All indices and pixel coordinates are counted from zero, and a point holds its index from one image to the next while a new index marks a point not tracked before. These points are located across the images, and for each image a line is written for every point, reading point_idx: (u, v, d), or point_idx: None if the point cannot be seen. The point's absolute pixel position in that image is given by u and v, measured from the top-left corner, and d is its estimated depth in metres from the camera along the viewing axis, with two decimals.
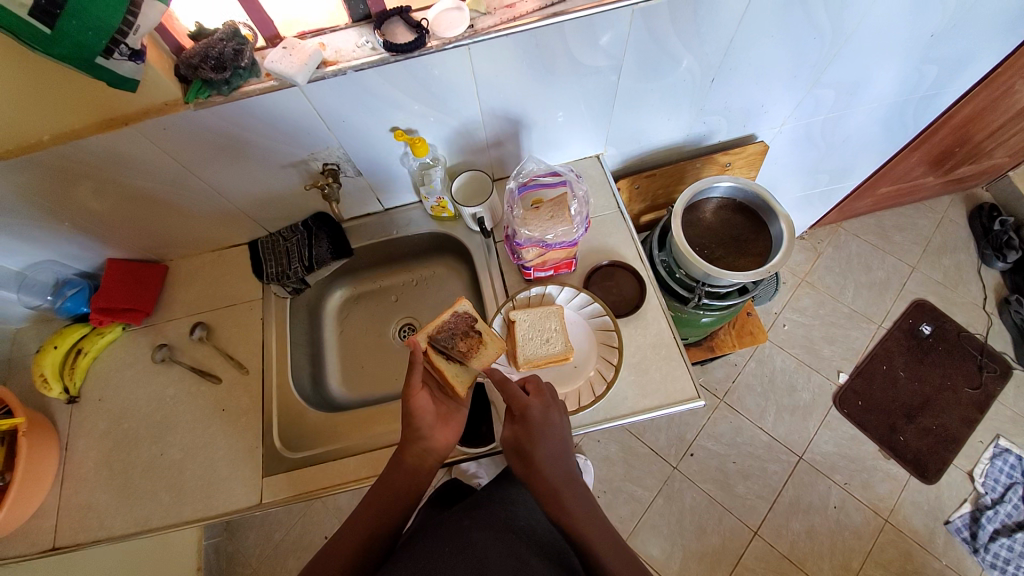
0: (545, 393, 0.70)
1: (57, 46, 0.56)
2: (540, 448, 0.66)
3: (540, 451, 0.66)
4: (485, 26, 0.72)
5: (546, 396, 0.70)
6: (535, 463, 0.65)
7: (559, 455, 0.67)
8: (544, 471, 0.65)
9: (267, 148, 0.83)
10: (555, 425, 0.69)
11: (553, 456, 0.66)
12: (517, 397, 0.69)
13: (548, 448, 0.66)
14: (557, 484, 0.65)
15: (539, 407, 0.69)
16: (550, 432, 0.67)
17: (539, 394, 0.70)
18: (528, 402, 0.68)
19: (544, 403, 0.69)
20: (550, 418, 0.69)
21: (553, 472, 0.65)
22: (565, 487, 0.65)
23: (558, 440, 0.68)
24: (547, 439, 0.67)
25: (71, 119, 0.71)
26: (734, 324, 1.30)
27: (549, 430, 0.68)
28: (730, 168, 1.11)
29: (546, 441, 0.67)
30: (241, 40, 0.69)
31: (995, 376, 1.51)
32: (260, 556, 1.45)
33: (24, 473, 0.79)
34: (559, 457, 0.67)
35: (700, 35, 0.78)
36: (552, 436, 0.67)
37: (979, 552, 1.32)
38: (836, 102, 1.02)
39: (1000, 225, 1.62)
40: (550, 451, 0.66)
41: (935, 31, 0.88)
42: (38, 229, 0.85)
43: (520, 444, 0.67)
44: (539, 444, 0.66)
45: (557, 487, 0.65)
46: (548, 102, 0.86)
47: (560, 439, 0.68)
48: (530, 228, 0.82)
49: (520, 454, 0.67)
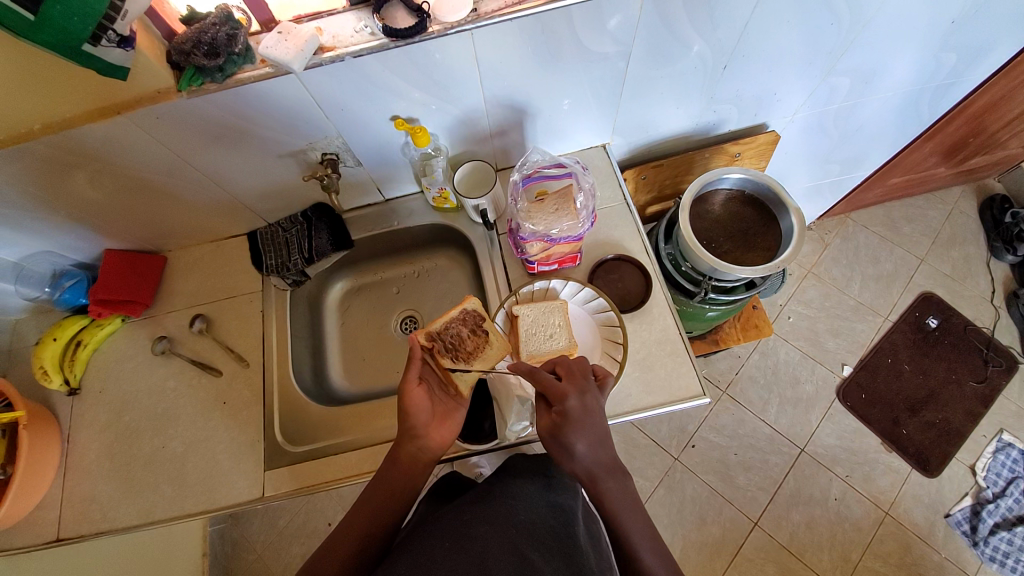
0: (578, 378, 0.66)
1: (40, 33, 0.53)
2: (582, 437, 0.62)
3: (581, 441, 0.62)
4: (489, 9, 0.69)
5: (579, 381, 0.66)
6: (576, 453, 0.62)
7: (600, 440, 0.63)
8: (584, 460, 0.62)
9: (263, 136, 0.80)
10: (594, 411, 0.64)
11: (594, 443, 0.62)
12: (553, 388, 0.64)
13: (589, 437, 0.62)
14: (596, 472, 0.62)
15: (575, 395, 0.64)
16: (591, 420, 0.63)
17: (573, 380, 0.66)
18: (564, 391, 0.64)
19: (578, 389, 0.65)
20: (587, 405, 0.64)
21: (591, 460, 0.62)
22: (605, 475, 0.62)
23: (599, 425, 0.63)
24: (586, 429, 0.62)
25: (62, 107, 0.69)
26: (738, 318, 1.28)
27: (588, 418, 0.63)
28: (740, 159, 1.08)
29: (587, 428, 0.62)
30: (234, 25, 0.67)
31: (1001, 370, 1.50)
32: (264, 542, 1.47)
33: (25, 466, 0.78)
34: (599, 444, 0.63)
35: (713, 21, 0.75)
36: (593, 423, 0.63)
37: (979, 545, 1.32)
38: (851, 90, 0.99)
39: (1011, 217, 1.59)
40: (592, 439, 0.62)
41: (955, 17, 0.84)
42: (34, 220, 0.84)
43: (559, 436, 0.63)
44: (580, 433, 0.62)
45: (596, 473, 0.62)
46: (554, 89, 0.83)
47: (601, 425, 0.64)
48: (534, 222, 0.79)
49: (558, 442, 0.63)
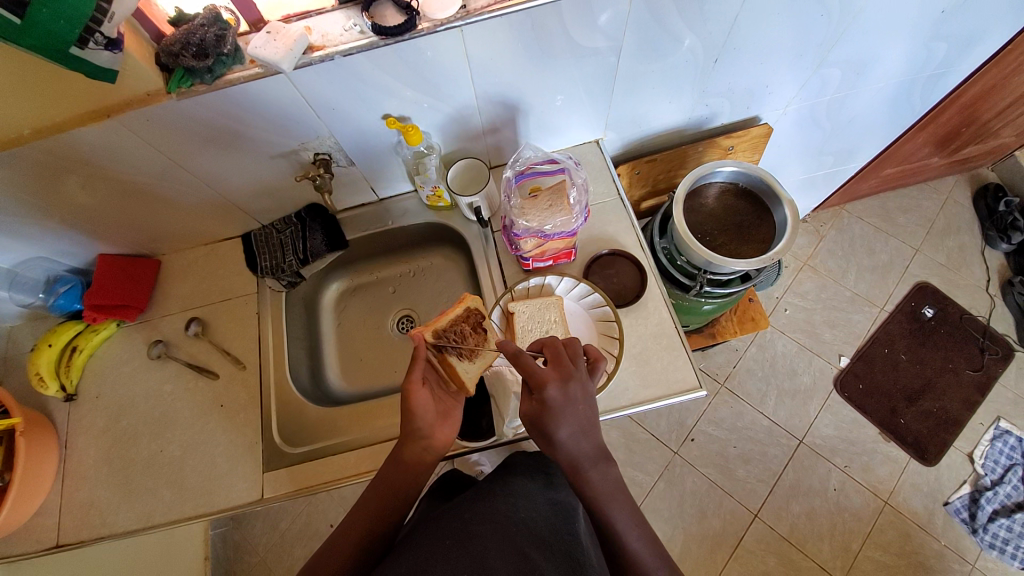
0: (563, 365, 0.64)
1: (28, 37, 0.53)
2: (564, 426, 0.61)
3: (563, 430, 0.61)
4: (478, 6, 0.69)
5: (564, 367, 0.64)
6: (558, 441, 0.62)
7: (583, 428, 0.63)
8: (567, 447, 0.62)
9: (255, 138, 0.80)
10: (578, 399, 0.63)
11: (576, 431, 0.62)
12: (534, 375, 0.62)
13: (572, 425, 0.62)
14: (579, 461, 0.63)
15: (557, 384, 0.62)
16: (573, 409, 0.62)
17: (558, 367, 0.63)
18: (545, 379, 0.61)
19: (562, 377, 0.62)
20: (570, 393, 0.62)
21: (575, 449, 0.62)
22: (588, 464, 0.63)
23: (582, 414, 0.63)
24: (568, 418, 0.62)
25: (52, 112, 0.69)
26: (735, 311, 1.28)
27: (571, 407, 0.62)
28: (733, 152, 1.08)
29: (569, 417, 0.62)
30: (223, 25, 0.66)
31: (997, 358, 1.50)
32: (266, 545, 1.47)
33: (24, 473, 0.78)
34: (582, 433, 0.63)
35: (703, 13, 0.75)
36: (576, 412, 0.62)
37: (978, 533, 1.33)
38: (843, 81, 0.99)
39: (1005, 206, 1.60)
40: (574, 428, 0.62)
41: (945, 7, 0.84)
42: (27, 226, 0.83)
43: (541, 423, 0.62)
44: (561, 422, 0.61)
45: (579, 462, 0.63)
46: (545, 85, 0.83)
47: (583, 414, 0.63)
48: (528, 218, 0.79)
49: (541, 429, 0.63)
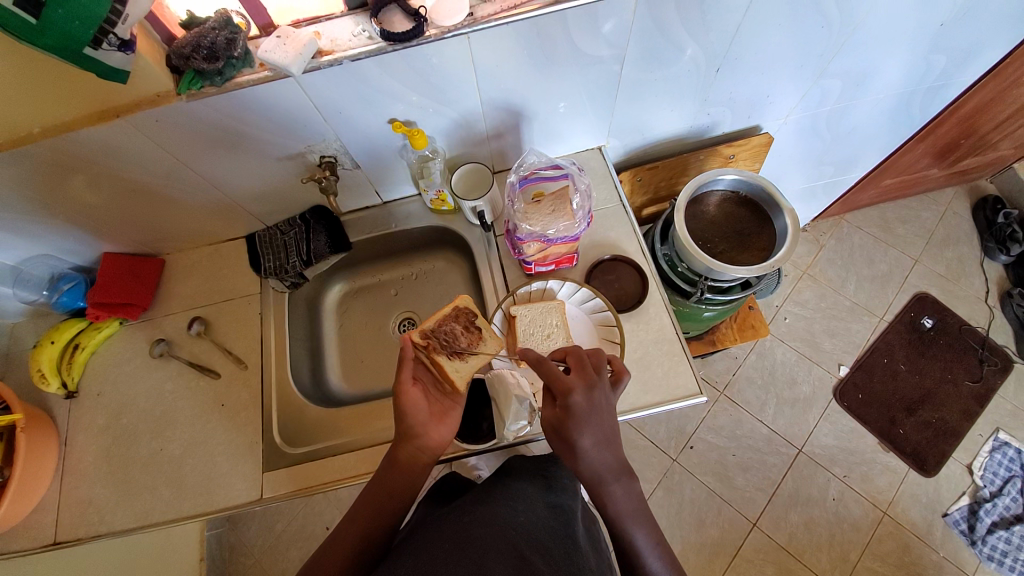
0: (586, 372, 0.63)
1: (43, 37, 0.54)
2: (587, 434, 0.60)
3: (585, 439, 0.60)
4: (485, 13, 0.70)
5: (589, 375, 0.63)
6: (580, 449, 0.60)
7: (605, 438, 0.61)
8: (589, 458, 0.60)
9: (261, 140, 0.81)
10: (601, 408, 0.62)
11: (599, 440, 0.60)
12: (558, 379, 0.62)
13: (595, 434, 0.60)
14: (603, 473, 0.61)
15: (581, 390, 0.61)
16: (596, 417, 0.61)
17: (582, 374, 0.63)
18: (571, 385, 0.61)
19: (586, 384, 0.62)
20: (594, 401, 0.61)
21: (598, 460, 0.60)
22: (611, 477, 0.61)
23: (604, 424, 0.61)
24: (591, 425, 0.60)
25: (62, 110, 0.69)
26: (735, 318, 1.29)
27: (594, 415, 0.61)
28: (734, 160, 1.09)
29: (592, 425, 0.60)
30: (234, 29, 0.68)
31: (996, 370, 1.51)
32: (263, 547, 1.46)
33: (23, 469, 0.78)
34: (603, 444, 0.61)
35: (706, 23, 0.76)
36: (599, 421, 0.61)
37: (977, 544, 1.33)
38: (843, 92, 1.00)
39: (1003, 218, 1.61)
40: (597, 436, 0.60)
41: (944, 20, 0.85)
42: (33, 223, 0.84)
43: (563, 430, 0.61)
44: (584, 429, 0.60)
45: (602, 476, 0.61)
46: (549, 92, 0.84)
47: (605, 424, 0.61)
48: (531, 222, 0.80)
49: (561, 435, 0.61)
